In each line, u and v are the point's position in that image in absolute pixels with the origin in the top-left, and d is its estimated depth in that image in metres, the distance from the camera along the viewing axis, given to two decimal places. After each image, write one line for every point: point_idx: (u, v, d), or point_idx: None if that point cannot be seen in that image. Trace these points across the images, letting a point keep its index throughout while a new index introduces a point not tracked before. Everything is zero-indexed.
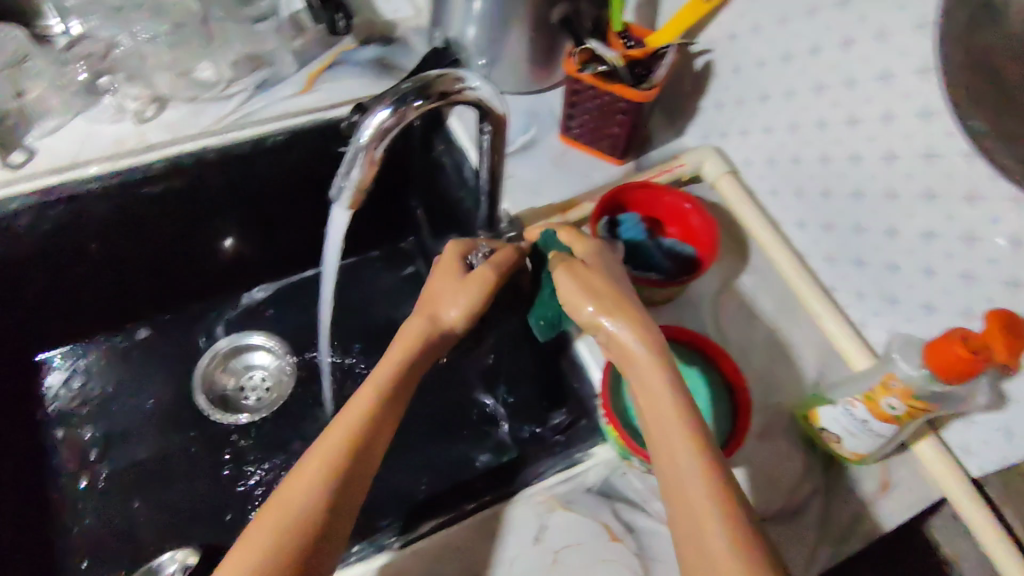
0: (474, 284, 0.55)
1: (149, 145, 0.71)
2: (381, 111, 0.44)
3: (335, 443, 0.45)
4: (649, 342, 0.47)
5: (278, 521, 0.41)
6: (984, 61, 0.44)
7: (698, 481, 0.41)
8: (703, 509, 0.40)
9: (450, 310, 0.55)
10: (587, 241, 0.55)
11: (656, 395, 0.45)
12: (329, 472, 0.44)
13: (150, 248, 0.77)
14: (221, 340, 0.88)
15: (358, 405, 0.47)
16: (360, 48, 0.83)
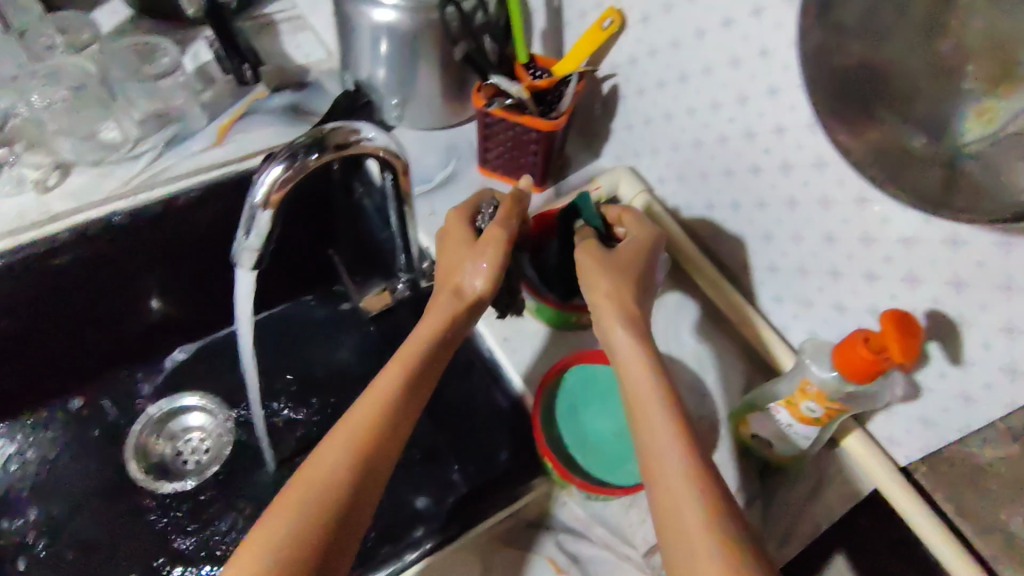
0: (490, 245, 0.55)
1: (55, 214, 0.69)
2: (275, 168, 0.44)
3: (361, 422, 0.46)
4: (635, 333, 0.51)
5: (311, 492, 0.42)
6: (845, 78, 0.45)
7: (675, 448, 0.43)
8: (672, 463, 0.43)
9: (472, 279, 0.55)
10: (636, 226, 0.59)
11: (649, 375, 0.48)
12: (359, 449, 0.45)
13: (64, 319, 0.74)
14: (153, 406, 0.85)
15: (388, 379, 0.49)
16: (271, 95, 0.82)
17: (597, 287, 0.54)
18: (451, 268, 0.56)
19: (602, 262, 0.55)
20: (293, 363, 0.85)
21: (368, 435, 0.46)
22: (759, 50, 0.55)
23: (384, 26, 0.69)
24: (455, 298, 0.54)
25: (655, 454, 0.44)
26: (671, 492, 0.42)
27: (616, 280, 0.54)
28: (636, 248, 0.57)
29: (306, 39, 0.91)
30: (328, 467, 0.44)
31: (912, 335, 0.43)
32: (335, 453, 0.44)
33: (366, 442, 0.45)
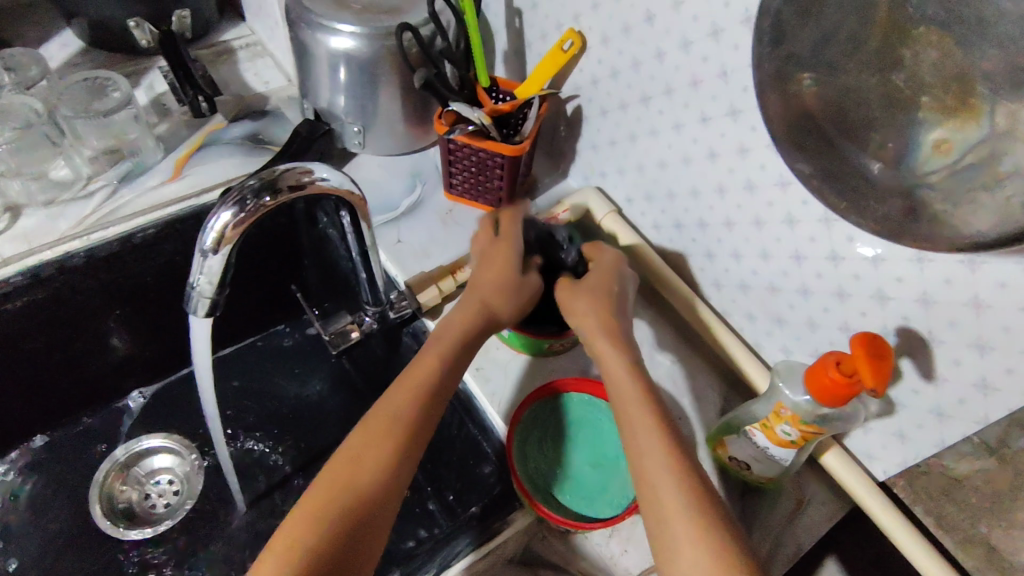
0: (529, 288, 0.56)
1: (5, 259, 0.66)
2: (224, 214, 0.43)
3: (390, 426, 0.45)
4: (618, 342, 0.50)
5: (334, 505, 0.42)
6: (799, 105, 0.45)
7: (662, 459, 0.42)
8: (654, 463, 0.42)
9: (504, 305, 0.55)
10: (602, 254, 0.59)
11: (633, 390, 0.47)
12: (393, 448, 0.45)
13: (18, 367, 0.71)
14: (117, 448, 0.81)
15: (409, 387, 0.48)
16: (229, 125, 0.81)
17: (580, 307, 0.53)
18: (486, 282, 0.55)
19: (591, 281, 0.55)
20: (263, 398, 0.83)
21: (402, 435, 0.45)
22: (718, 71, 0.55)
23: (340, 54, 0.68)
24: (482, 312, 0.54)
25: (642, 468, 0.42)
26: (662, 505, 0.40)
27: (600, 298, 0.53)
28: (612, 267, 0.57)
29: (263, 67, 0.89)
30: (362, 465, 0.44)
31: (882, 358, 0.43)
32: (369, 450, 0.44)
33: (399, 442, 0.45)
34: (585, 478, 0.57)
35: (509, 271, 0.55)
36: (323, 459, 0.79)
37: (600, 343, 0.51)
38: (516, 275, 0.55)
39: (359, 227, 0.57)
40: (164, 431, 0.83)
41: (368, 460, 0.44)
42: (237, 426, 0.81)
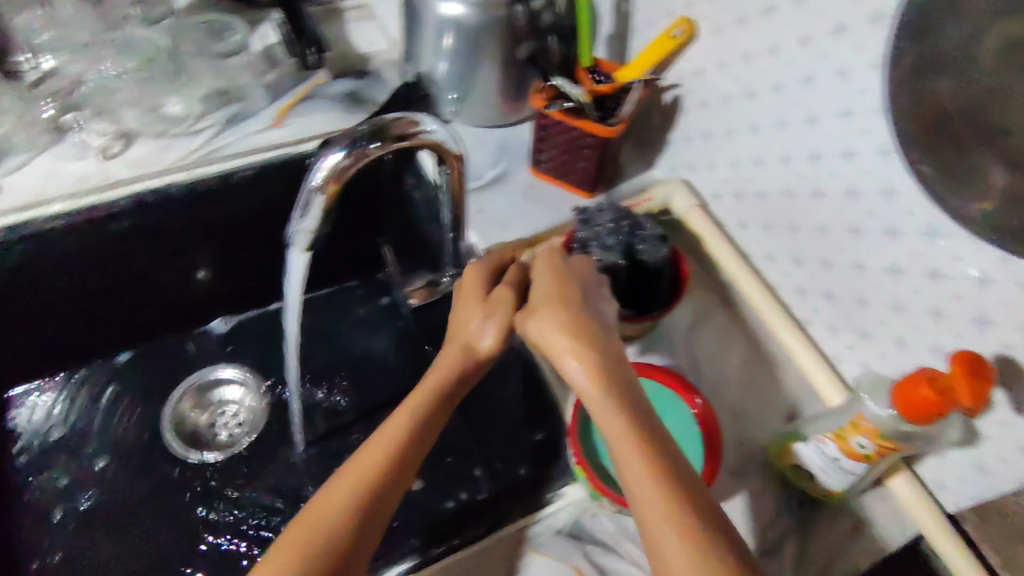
0: (500, 305, 0.51)
1: (115, 182, 0.70)
2: (336, 154, 0.44)
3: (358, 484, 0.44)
4: (596, 367, 0.45)
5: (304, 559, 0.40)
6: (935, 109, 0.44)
7: (652, 495, 0.39)
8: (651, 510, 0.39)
9: (484, 340, 0.51)
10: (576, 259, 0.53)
11: (610, 416, 0.43)
12: (362, 503, 0.43)
13: (113, 285, 0.75)
14: (190, 376, 0.85)
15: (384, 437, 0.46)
16: (331, 82, 0.83)
17: (541, 330, 0.47)
18: (465, 321, 0.52)
19: (540, 292, 0.50)
20: (330, 348, 0.86)
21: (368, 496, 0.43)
22: (836, 70, 0.53)
23: (449, 20, 0.69)
24: (459, 354, 0.51)
25: (641, 512, 0.39)
26: (659, 549, 0.38)
27: (557, 309, 0.48)
28: (560, 268, 0.51)
29: (368, 29, 0.91)
30: (330, 522, 0.42)
31: (981, 379, 0.42)
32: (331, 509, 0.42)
33: (369, 498, 0.43)
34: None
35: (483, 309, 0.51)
36: (380, 413, 0.81)
37: (565, 363, 0.46)
38: (490, 308, 0.51)
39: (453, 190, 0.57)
40: (234, 364, 0.87)
41: (334, 518, 0.42)
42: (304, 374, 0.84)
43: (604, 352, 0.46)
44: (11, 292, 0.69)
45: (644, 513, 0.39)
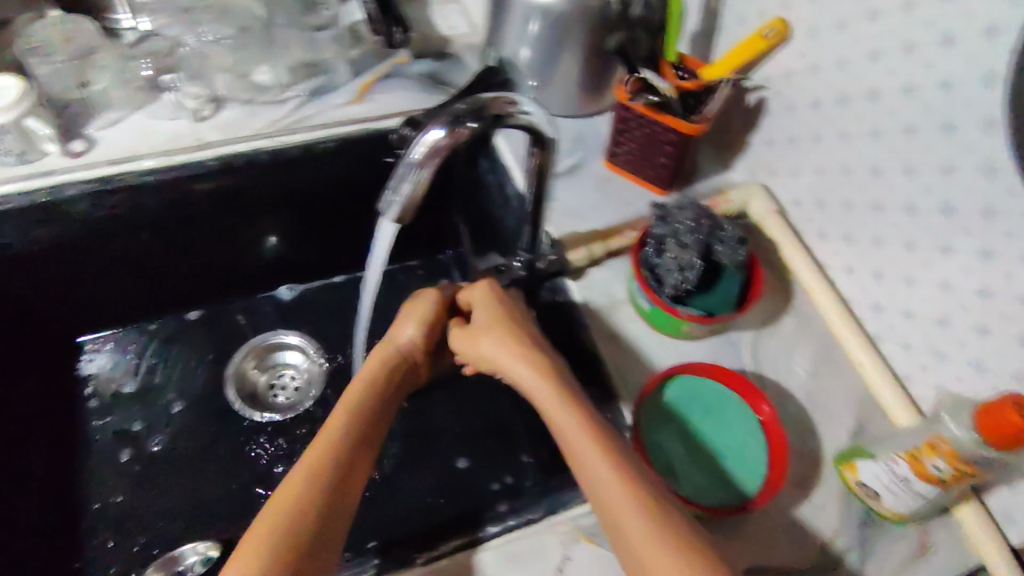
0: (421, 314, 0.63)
1: (204, 143, 0.72)
2: (436, 130, 0.44)
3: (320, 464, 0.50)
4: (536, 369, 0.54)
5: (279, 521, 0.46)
6: None
7: (613, 475, 0.46)
8: (607, 482, 0.45)
9: (411, 338, 0.63)
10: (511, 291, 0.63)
11: (566, 414, 0.50)
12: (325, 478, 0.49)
13: (193, 244, 0.78)
14: (255, 336, 0.88)
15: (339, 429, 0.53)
16: (413, 62, 0.84)
17: (474, 342, 0.59)
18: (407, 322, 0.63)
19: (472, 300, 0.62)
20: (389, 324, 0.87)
21: (321, 482, 0.48)
22: (941, 81, 0.51)
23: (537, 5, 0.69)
24: (388, 354, 0.62)
25: (603, 493, 0.45)
26: (617, 518, 0.44)
27: (488, 305, 0.60)
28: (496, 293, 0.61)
29: (451, 10, 0.90)
30: (299, 492, 0.47)
31: None
32: (293, 494, 0.47)
33: (330, 474, 0.49)
34: (726, 471, 0.54)
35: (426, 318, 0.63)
36: (432, 392, 0.83)
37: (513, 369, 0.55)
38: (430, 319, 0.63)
39: (537, 181, 0.56)
40: (296, 330, 0.89)
41: (303, 489, 0.48)
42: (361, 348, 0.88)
43: (541, 353, 0.56)
44: (101, 243, 0.73)
45: (606, 499, 0.45)
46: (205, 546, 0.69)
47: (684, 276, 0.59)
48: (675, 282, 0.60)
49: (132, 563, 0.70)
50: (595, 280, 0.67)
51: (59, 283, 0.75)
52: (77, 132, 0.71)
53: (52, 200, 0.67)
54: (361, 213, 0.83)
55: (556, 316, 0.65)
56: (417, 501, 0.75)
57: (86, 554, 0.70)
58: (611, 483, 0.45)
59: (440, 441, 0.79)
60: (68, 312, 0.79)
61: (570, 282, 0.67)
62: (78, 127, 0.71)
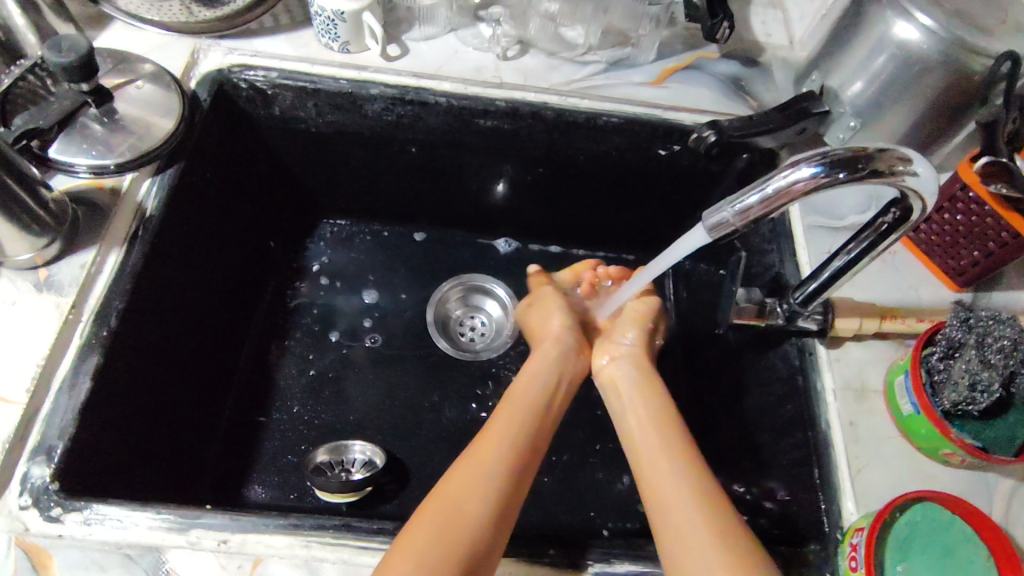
0: (557, 309, 0.74)
1: (502, 83, 0.73)
2: (804, 168, 0.41)
3: (491, 458, 0.54)
4: (650, 412, 0.61)
5: (454, 517, 0.49)
6: None
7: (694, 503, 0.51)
8: (687, 514, 0.50)
9: (555, 322, 0.72)
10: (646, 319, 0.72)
11: (668, 453, 0.56)
12: (496, 480, 0.53)
13: (446, 170, 0.80)
14: (467, 274, 0.89)
15: (500, 428, 0.57)
16: (721, 60, 0.79)
17: (611, 369, 0.67)
18: (550, 309, 0.74)
19: (624, 320, 0.73)
20: None
21: (495, 478, 0.53)
22: None
23: (897, 43, 0.62)
24: (553, 342, 0.69)
25: (677, 517, 0.50)
26: (691, 540, 0.48)
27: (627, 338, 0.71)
28: (637, 322, 0.72)
29: (774, 16, 0.83)
30: (468, 491, 0.52)
31: None
32: (468, 490, 0.52)
33: (499, 472, 0.54)
34: None
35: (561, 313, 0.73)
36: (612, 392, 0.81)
37: (637, 407, 0.62)
38: (567, 319, 0.72)
39: (876, 243, 0.48)
40: (505, 283, 0.89)
41: (473, 487, 0.52)
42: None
43: (653, 399, 0.62)
44: (372, 143, 0.76)
45: (685, 529, 0.49)
46: (372, 451, 0.73)
47: (973, 397, 0.52)
48: (956, 399, 0.53)
49: (306, 437, 0.75)
50: (852, 356, 0.61)
51: (328, 164, 0.80)
52: (396, 38, 0.74)
53: (353, 92, 0.70)
54: (610, 193, 0.81)
55: (791, 375, 0.62)
56: (570, 492, 0.73)
57: (272, 412, 0.76)
58: (694, 518, 0.50)
59: (609, 443, 0.77)
60: (324, 193, 0.84)
61: (821, 346, 0.61)
62: (398, 33, 0.75)
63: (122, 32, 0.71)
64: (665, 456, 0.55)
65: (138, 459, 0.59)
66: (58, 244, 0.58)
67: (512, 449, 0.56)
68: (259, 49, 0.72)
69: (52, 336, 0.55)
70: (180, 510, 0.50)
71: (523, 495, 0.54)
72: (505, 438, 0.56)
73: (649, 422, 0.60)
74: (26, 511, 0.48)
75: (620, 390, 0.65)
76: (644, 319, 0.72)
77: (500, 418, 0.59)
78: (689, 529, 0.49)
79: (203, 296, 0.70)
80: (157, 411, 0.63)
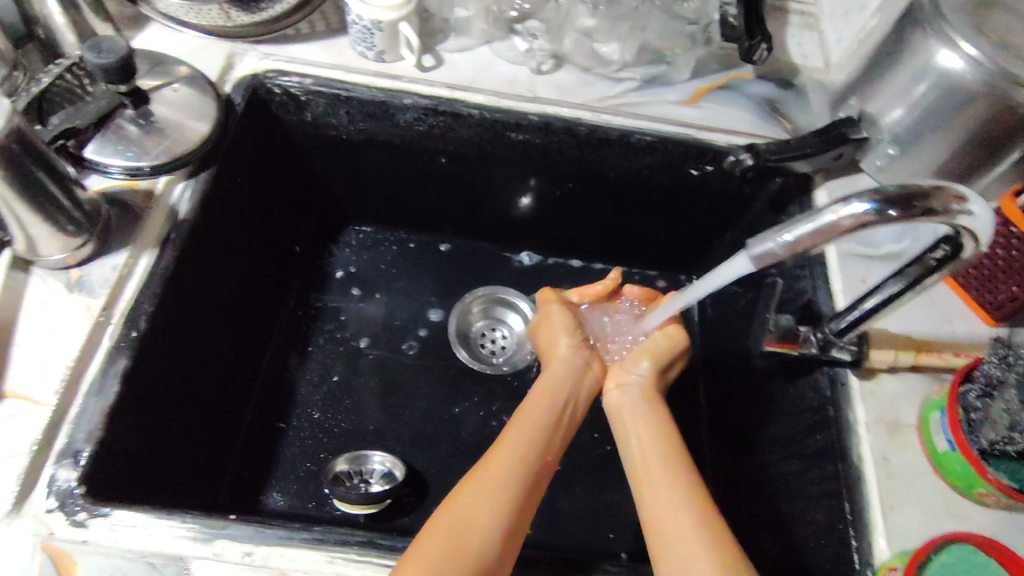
0: (569, 328, 0.71)
1: (536, 97, 0.73)
2: (854, 203, 0.40)
3: (501, 480, 0.53)
4: (656, 443, 0.60)
5: (461, 538, 0.49)
6: None
7: (701, 540, 0.50)
8: (691, 552, 0.49)
9: (564, 344, 0.70)
10: (664, 350, 0.69)
11: (674, 485, 0.55)
12: (504, 502, 0.52)
13: (475, 181, 0.79)
14: (491, 285, 0.88)
15: (513, 448, 0.57)
16: (755, 80, 0.78)
17: (616, 401, 0.66)
18: (559, 327, 0.71)
19: (639, 350, 0.69)
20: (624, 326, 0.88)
21: (504, 501, 0.52)
22: None
23: (940, 72, 0.61)
24: (561, 364, 0.68)
25: (682, 555, 0.49)
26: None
27: (638, 371, 0.67)
28: (653, 353, 0.68)
29: (810, 38, 0.82)
30: (476, 512, 0.51)
31: None
32: (477, 512, 0.51)
33: (507, 495, 0.53)
34: None
35: (570, 333, 0.70)
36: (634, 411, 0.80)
37: (643, 434, 0.61)
38: (576, 341, 0.70)
39: (921, 279, 0.48)
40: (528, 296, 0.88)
41: (481, 508, 0.51)
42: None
43: (660, 431, 0.61)
44: (402, 152, 0.76)
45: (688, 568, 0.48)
46: (392, 462, 0.72)
47: (1012, 437, 0.50)
48: (996, 438, 0.51)
49: (326, 445, 0.74)
50: (885, 389, 0.60)
51: (358, 171, 0.80)
52: (431, 48, 0.74)
53: (386, 101, 0.70)
54: (638, 210, 0.80)
55: (820, 404, 0.61)
56: (589, 512, 0.72)
57: (292, 419, 0.76)
58: (700, 556, 0.49)
59: None
60: (352, 199, 0.84)
61: (852, 376, 0.60)
62: (433, 44, 0.75)
63: (160, 33, 0.71)
64: (673, 489, 0.55)
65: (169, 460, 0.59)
66: (91, 246, 0.58)
67: (523, 472, 0.55)
68: (294, 55, 0.72)
69: (83, 337, 0.55)
70: (204, 520, 0.49)
71: (528, 520, 0.54)
72: (516, 460, 0.56)
73: (655, 451, 0.59)
74: (51, 515, 0.48)
75: (624, 423, 0.64)
76: (660, 351, 0.69)
77: (511, 438, 0.58)
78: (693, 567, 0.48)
79: (229, 303, 0.70)
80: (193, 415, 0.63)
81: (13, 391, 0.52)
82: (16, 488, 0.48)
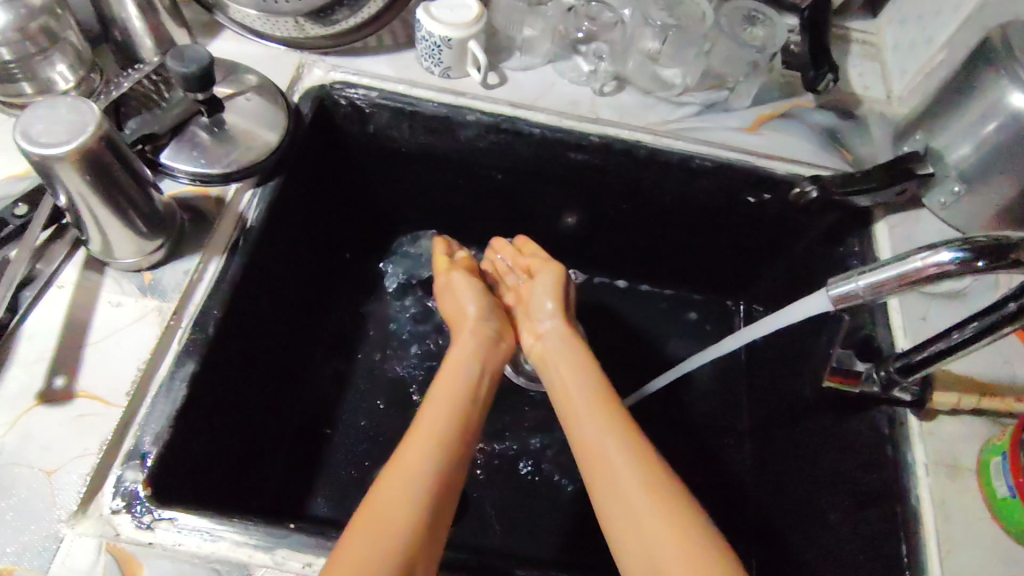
0: (477, 290, 0.72)
1: (597, 118, 0.73)
2: (942, 252, 0.40)
3: (419, 465, 0.50)
4: (578, 386, 0.61)
5: (385, 530, 0.45)
6: None
7: (635, 468, 0.50)
8: (628, 481, 0.50)
9: (468, 305, 0.71)
10: (552, 278, 0.73)
11: (601, 421, 0.56)
12: (425, 484, 0.49)
13: (528, 199, 0.80)
14: None
15: (428, 430, 0.54)
16: (816, 109, 0.77)
17: (547, 349, 0.67)
18: (464, 294, 0.72)
19: (540, 291, 0.72)
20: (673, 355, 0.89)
21: (424, 482, 0.49)
22: None
23: (1011, 112, 0.60)
24: (469, 327, 0.68)
25: (619, 486, 0.50)
26: (641, 512, 0.48)
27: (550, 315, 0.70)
28: (554, 287, 0.72)
29: (873, 69, 0.82)
30: (397, 501, 0.47)
31: None
32: (397, 501, 0.47)
33: (428, 476, 0.50)
34: None
35: (475, 298, 0.71)
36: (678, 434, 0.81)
37: (566, 377, 0.62)
38: (479, 304, 0.71)
39: (999, 328, 0.47)
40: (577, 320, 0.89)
41: (402, 495, 0.48)
42: (613, 356, 0.89)
43: (582, 371, 0.63)
44: (459, 167, 0.77)
45: (627, 497, 0.49)
46: None
47: None
48: None
49: (371, 453, 0.76)
50: (944, 430, 0.59)
51: (414, 182, 0.81)
52: (495, 66, 0.75)
53: (449, 116, 0.71)
54: (689, 234, 0.81)
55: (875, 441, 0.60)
56: None
57: (339, 425, 0.77)
58: (635, 482, 0.50)
59: None
60: (405, 209, 0.85)
61: (911, 415, 0.59)
62: (497, 61, 0.75)
63: (232, 41, 0.73)
64: (602, 425, 0.55)
65: (212, 428, 0.58)
66: (163, 251, 0.59)
67: (440, 450, 0.52)
68: (361, 68, 0.73)
69: (153, 341, 0.56)
70: (266, 529, 0.50)
71: (453, 497, 0.51)
72: (431, 442, 0.53)
73: (579, 393, 0.59)
74: (118, 515, 0.49)
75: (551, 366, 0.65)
76: (546, 283, 0.73)
77: (424, 418, 0.55)
78: (629, 491, 0.49)
79: (280, 302, 0.70)
80: (241, 389, 0.63)
81: (84, 391, 0.53)
82: (84, 489, 0.49)
